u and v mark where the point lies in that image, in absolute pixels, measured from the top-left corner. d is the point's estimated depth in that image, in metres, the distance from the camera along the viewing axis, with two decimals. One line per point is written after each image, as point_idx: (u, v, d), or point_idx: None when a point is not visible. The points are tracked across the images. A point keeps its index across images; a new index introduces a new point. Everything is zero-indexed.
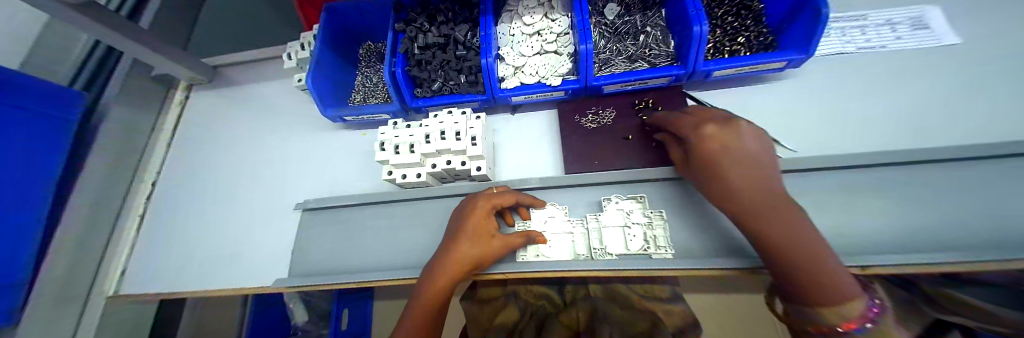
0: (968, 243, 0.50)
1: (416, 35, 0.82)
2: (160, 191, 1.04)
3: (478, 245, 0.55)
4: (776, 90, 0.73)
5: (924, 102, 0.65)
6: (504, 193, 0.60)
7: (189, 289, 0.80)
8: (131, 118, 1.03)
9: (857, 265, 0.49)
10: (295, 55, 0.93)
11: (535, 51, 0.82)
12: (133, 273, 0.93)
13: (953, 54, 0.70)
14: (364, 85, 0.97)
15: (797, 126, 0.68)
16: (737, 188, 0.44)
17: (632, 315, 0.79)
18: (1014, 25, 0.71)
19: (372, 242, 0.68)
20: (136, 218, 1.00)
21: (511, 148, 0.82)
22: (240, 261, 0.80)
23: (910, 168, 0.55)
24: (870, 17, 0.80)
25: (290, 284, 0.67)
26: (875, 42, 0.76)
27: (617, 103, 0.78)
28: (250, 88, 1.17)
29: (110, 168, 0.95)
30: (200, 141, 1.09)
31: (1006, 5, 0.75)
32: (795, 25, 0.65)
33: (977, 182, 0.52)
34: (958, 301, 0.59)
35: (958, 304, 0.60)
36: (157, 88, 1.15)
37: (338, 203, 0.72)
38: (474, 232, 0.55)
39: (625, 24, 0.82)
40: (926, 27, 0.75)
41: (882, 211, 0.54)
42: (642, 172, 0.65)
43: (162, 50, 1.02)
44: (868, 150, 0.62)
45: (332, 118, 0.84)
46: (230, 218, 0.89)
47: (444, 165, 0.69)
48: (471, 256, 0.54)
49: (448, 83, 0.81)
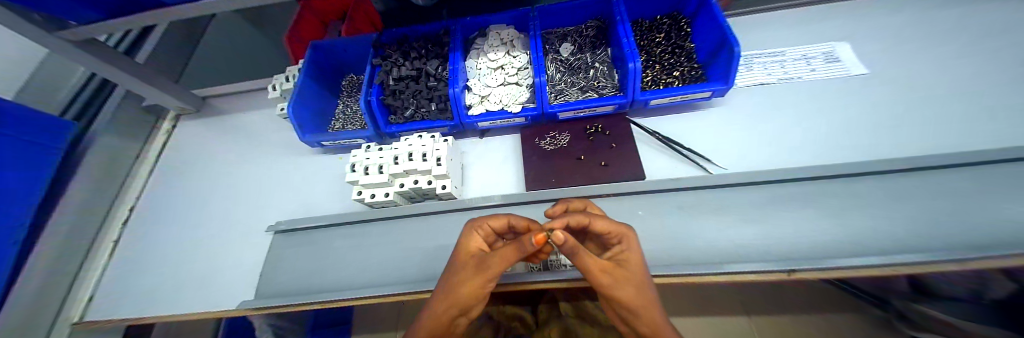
0: (883, 246, 0.55)
1: (391, 69, 0.91)
2: (138, 218, 1.05)
3: (467, 267, 0.43)
4: (705, 116, 0.87)
5: (831, 124, 0.79)
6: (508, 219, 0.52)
7: (155, 315, 0.81)
8: (116, 145, 1.08)
9: (781, 270, 0.55)
10: (280, 86, 1.01)
11: (499, 82, 0.91)
12: (99, 300, 0.91)
13: (858, 83, 0.87)
14: (344, 113, 1.05)
15: (723, 147, 0.80)
16: (641, 277, 0.41)
17: (602, 333, 0.83)
18: (895, 62, 0.90)
19: (341, 260, 0.73)
20: (110, 246, 1.00)
21: (478, 169, 0.88)
22: (211, 284, 0.82)
23: (818, 181, 0.63)
24: (787, 53, 0.99)
25: (261, 304, 0.70)
26: (792, 73, 0.92)
27: (572, 128, 0.87)
28: (237, 117, 1.24)
29: (89, 195, 0.97)
30: (184, 168, 1.14)
31: (888, 46, 0.95)
32: (717, 61, 0.81)
33: (876, 190, 0.60)
34: (937, 319, 0.81)
35: (937, 320, 0.81)
36: (145, 118, 1.22)
37: (311, 224, 0.77)
38: (468, 253, 0.46)
39: (577, 60, 0.96)
40: (837, 60, 0.94)
41: (800, 219, 0.60)
42: (591, 189, 0.71)
43: (157, 82, 1.10)
44: (782, 164, 0.73)
45: (311, 143, 0.90)
46: (203, 241, 0.92)
47: (412, 185, 0.74)
48: (460, 285, 0.42)
49: (420, 110, 0.89)
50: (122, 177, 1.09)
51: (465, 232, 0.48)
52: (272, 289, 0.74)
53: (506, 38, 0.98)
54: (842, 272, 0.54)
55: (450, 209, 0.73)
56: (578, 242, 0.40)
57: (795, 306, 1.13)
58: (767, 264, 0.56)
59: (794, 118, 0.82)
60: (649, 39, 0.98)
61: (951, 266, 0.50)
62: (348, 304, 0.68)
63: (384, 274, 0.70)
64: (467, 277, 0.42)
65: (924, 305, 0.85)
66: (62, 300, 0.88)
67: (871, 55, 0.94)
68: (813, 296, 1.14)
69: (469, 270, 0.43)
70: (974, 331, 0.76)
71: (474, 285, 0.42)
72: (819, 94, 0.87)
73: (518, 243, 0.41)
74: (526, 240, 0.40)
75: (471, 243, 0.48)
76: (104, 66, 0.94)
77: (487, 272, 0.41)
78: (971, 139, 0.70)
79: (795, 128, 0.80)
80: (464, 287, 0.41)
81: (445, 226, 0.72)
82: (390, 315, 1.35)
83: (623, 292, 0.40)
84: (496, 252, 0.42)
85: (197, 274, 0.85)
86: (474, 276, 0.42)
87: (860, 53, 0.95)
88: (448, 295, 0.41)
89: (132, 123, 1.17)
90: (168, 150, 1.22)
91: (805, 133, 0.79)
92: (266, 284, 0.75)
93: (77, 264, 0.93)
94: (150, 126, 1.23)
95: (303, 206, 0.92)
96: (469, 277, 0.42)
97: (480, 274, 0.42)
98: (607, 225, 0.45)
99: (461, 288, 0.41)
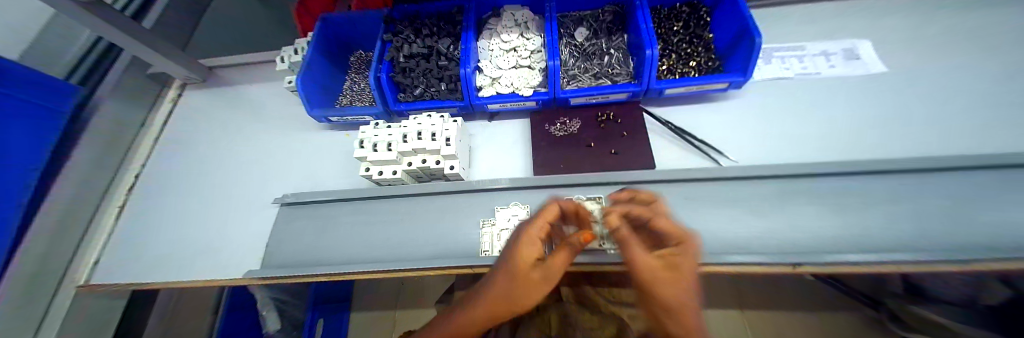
0: (888, 245, 0.55)
1: (402, 46, 0.89)
2: (142, 185, 1.05)
3: (527, 279, 0.42)
4: (718, 109, 0.86)
5: (847, 121, 0.78)
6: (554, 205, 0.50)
7: (160, 280, 0.81)
8: (121, 112, 1.07)
9: (787, 263, 0.55)
10: (288, 59, 0.99)
11: (511, 64, 0.89)
12: (107, 263, 0.91)
13: (878, 82, 0.85)
14: (351, 89, 1.04)
15: (735, 141, 0.79)
16: (691, 280, 0.38)
17: (602, 319, 0.83)
18: (917, 62, 0.88)
19: (346, 236, 0.73)
20: (114, 210, 1.00)
21: (486, 152, 0.88)
22: (216, 252, 0.83)
23: (834, 177, 0.62)
24: (807, 48, 0.96)
25: (266, 274, 0.71)
26: (810, 69, 0.90)
27: (582, 115, 0.86)
28: (243, 89, 1.23)
29: (92, 162, 0.96)
30: (189, 138, 1.13)
31: (912, 46, 0.92)
32: (737, 53, 0.79)
33: (889, 189, 0.59)
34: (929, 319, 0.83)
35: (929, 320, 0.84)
36: (149, 86, 1.20)
37: (317, 198, 0.77)
38: (523, 259, 0.42)
39: (592, 46, 0.94)
40: (856, 58, 0.91)
41: (809, 213, 0.60)
42: (601, 177, 0.70)
43: (156, 46, 1.06)
44: (793, 160, 0.73)
45: (318, 118, 0.89)
46: (209, 209, 0.93)
47: (419, 164, 0.74)
48: (521, 296, 0.41)
49: (429, 90, 0.87)
50: (126, 146, 1.09)
51: (529, 234, 0.43)
52: (276, 261, 0.74)
53: (520, 19, 0.96)
54: (848, 268, 0.54)
55: (457, 190, 0.73)
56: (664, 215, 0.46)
57: (793, 302, 1.15)
58: (772, 257, 0.56)
59: (810, 114, 0.81)
60: (667, 27, 0.95)
61: (953, 265, 0.50)
62: (353, 278, 0.69)
63: (390, 250, 0.70)
64: (528, 291, 0.42)
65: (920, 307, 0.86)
66: (68, 263, 0.89)
67: (894, 54, 0.91)
68: (809, 294, 1.16)
69: (530, 281, 0.42)
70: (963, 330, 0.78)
71: (533, 294, 0.42)
72: (838, 91, 0.85)
73: (572, 245, 0.44)
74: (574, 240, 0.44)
75: (532, 248, 0.43)
76: (95, 22, 0.89)
77: (549, 282, 0.43)
78: (987, 143, 0.69)
79: (811, 124, 0.79)
80: (525, 298, 0.42)
81: (452, 206, 0.72)
82: (393, 294, 1.39)
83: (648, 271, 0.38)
84: (557, 258, 0.44)
85: (204, 243, 0.86)
86: (536, 286, 0.42)
87: (883, 51, 0.92)
88: (505, 302, 0.41)
89: (137, 91, 1.15)
90: (173, 119, 1.21)
91: (820, 130, 0.77)
92: (270, 256, 0.75)
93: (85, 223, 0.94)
94: (154, 94, 1.23)
95: (308, 181, 0.91)
96: (530, 287, 0.42)
97: (541, 285, 0.43)
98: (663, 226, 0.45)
99: (522, 299, 0.41)
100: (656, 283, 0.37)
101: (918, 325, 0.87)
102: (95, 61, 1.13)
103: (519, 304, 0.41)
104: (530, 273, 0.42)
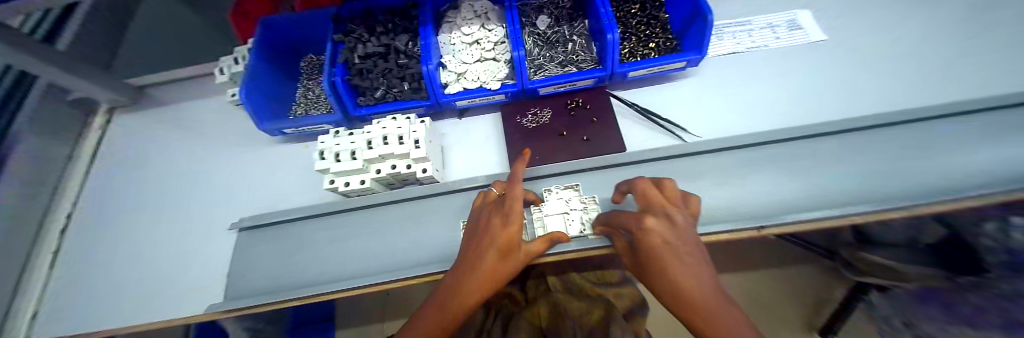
0: (838, 201, 0.60)
1: (356, 46, 0.83)
2: (78, 226, 0.93)
3: (513, 257, 0.54)
4: (680, 87, 0.88)
5: (795, 90, 0.84)
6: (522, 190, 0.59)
7: (108, 328, 0.73)
8: (43, 148, 0.94)
9: (754, 227, 0.58)
10: (228, 70, 0.90)
11: (475, 58, 0.86)
12: (47, 317, 0.80)
13: (820, 50, 0.91)
14: (306, 97, 0.97)
15: (698, 117, 0.82)
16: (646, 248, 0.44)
17: (590, 303, 0.85)
18: (850, 28, 0.95)
19: (318, 254, 0.69)
20: (48, 257, 0.87)
21: (459, 151, 0.85)
22: (173, 289, 0.75)
23: (784, 143, 0.66)
24: (754, 22, 1.01)
25: (232, 307, 0.65)
26: (759, 42, 0.95)
27: (553, 104, 0.86)
28: (184, 107, 1.11)
29: (14, 206, 0.84)
30: (126, 168, 1.01)
31: (844, 14, 1.00)
32: (691, 32, 0.81)
33: (832, 149, 0.64)
34: (877, 262, 0.92)
35: (876, 263, 0.93)
36: (72, 113, 1.06)
37: (280, 218, 0.71)
38: (508, 240, 0.53)
39: (555, 34, 0.93)
40: (799, 28, 0.97)
41: (768, 178, 0.64)
42: (574, 165, 0.71)
43: (73, 68, 0.93)
44: (750, 130, 0.77)
45: (270, 131, 0.82)
46: (158, 244, 0.84)
47: (389, 170, 0.69)
48: (506, 271, 0.54)
49: (391, 91, 0.83)
50: (53, 184, 0.95)
51: (515, 221, 0.53)
52: (245, 289, 0.69)
53: (479, 10, 0.94)
54: (810, 226, 0.57)
55: (433, 193, 0.71)
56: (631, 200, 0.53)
57: (761, 261, 1.24)
58: (740, 223, 0.59)
59: (763, 86, 0.85)
60: (625, 10, 0.96)
61: (895, 212, 0.56)
62: (332, 297, 0.65)
63: (368, 264, 0.66)
64: (512, 266, 0.54)
65: (870, 252, 0.95)
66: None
67: (830, 22, 0.98)
68: (773, 252, 1.26)
69: (514, 258, 0.54)
70: (908, 273, 0.85)
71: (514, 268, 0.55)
72: (787, 61, 0.90)
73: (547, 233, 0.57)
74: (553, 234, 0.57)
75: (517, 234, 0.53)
76: (6, 50, 0.77)
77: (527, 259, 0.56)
78: (911, 99, 0.77)
79: (764, 95, 0.83)
80: (508, 271, 0.54)
81: (429, 210, 0.70)
82: (380, 306, 1.35)
83: (679, 272, 0.37)
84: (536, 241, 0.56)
85: (159, 281, 0.78)
86: (517, 262, 0.55)
87: (822, 19, 0.99)
88: (494, 276, 0.52)
89: (58, 121, 1.01)
90: (107, 148, 1.07)
91: (772, 99, 0.82)
92: (236, 286, 0.69)
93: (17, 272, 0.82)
94: (80, 121, 1.08)
95: (268, 200, 0.85)
96: (514, 263, 0.54)
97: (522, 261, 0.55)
98: (685, 221, 0.44)
99: (506, 272, 0.54)
100: (687, 285, 0.36)
101: (867, 268, 0.96)
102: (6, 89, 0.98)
103: (504, 274, 0.54)
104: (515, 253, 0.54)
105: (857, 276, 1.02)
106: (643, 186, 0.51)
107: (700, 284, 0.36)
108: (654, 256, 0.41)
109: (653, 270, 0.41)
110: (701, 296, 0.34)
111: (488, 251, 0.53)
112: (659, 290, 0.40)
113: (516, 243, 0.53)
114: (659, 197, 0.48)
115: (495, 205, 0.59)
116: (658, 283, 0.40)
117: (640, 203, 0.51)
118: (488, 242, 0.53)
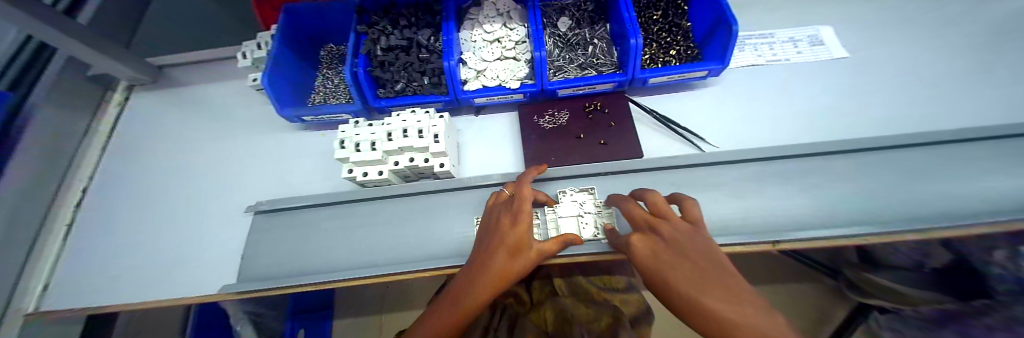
0: (853, 219, 0.60)
1: (379, 38, 0.84)
2: (94, 200, 0.94)
3: (526, 258, 0.53)
4: (698, 96, 0.88)
5: (815, 105, 0.83)
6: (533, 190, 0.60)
7: (120, 303, 0.74)
8: (60, 119, 0.95)
9: (769, 241, 0.58)
10: (251, 54, 0.91)
11: (496, 56, 0.87)
12: (59, 287, 0.80)
13: (841, 66, 0.91)
14: (325, 86, 0.98)
15: (716, 127, 0.82)
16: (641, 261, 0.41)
17: (596, 310, 0.85)
18: (872, 46, 0.95)
19: (332, 243, 0.69)
20: (63, 229, 0.89)
21: (475, 147, 0.86)
22: (184, 268, 0.76)
23: (802, 158, 0.66)
24: (776, 35, 1.01)
25: (244, 289, 0.66)
26: (780, 56, 0.95)
27: (571, 106, 0.86)
28: (201, 89, 1.12)
29: (34, 174, 0.85)
30: (142, 146, 1.02)
31: (868, 31, 0.99)
32: (714, 41, 0.81)
33: (851, 167, 0.64)
34: (875, 283, 0.95)
35: (873, 283, 0.96)
36: (92, 87, 1.07)
37: (296, 204, 0.72)
38: (520, 240, 0.53)
39: (576, 36, 0.94)
40: (820, 44, 0.97)
41: (786, 192, 0.63)
42: (591, 168, 0.71)
43: (97, 45, 0.94)
44: (768, 144, 0.77)
45: (290, 118, 0.83)
46: (172, 222, 0.85)
47: (408, 163, 0.70)
48: (519, 272, 0.53)
49: (411, 84, 0.84)
50: (69, 157, 0.97)
51: (526, 220, 0.53)
52: (258, 272, 0.70)
53: (502, 8, 0.94)
54: (824, 242, 0.58)
55: (448, 188, 0.71)
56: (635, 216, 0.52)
57: (763, 275, 1.24)
58: (755, 237, 0.59)
59: (782, 100, 0.85)
60: (647, 16, 0.97)
61: (911, 234, 0.56)
62: (344, 285, 0.65)
63: (381, 254, 0.67)
64: (525, 266, 0.53)
65: (871, 273, 0.97)
66: (10, 290, 0.77)
67: (852, 39, 0.98)
68: (775, 267, 1.25)
69: (530, 258, 0.54)
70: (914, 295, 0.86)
71: (527, 269, 0.54)
72: (807, 76, 0.89)
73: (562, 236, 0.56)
74: (568, 237, 0.57)
75: (529, 235, 0.54)
76: (30, 22, 0.77)
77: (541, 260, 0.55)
78: (932, 122, 0.77)
79: (783, 109, 0.83)
80: (521, 271, 0.53)
81: (444, 205, 0.70)
82: (380, 300, 1.36)
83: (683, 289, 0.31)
84: (551, 241, 0.56)
85: (171, 259, 0.78)
86: (532, 262, 0.54)
87: (843, 36, 0.99)
88: (507, 276, 0.52)
89: (79, 95, 1.03)
90: (123, 125, 1.09)
91: (790, 113, 0.82)
92: (249, 268, 0.70)
93: (31, 238, 0.83)
94: (98, 96, 1.09)
95: (283, 185, 0.86)
96: (528, 263, 0.54)
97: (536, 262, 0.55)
98: (672, 227, 0.40)
99: (519, 272, 0.53)
100: (691, 296, 0.30)
101: (871, 289, 0.97)
102: (29, 59, 0.99)
103: (514, 273, 0.52)
104: (530, 254, 0.53)
105: (859, 296, 1.04)
106: (626, 207, 0.51)
107: (704, 290, 0.29)
108: (655, 274, 0.37)
109: (655, 287, 0.38)
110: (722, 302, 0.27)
111: (498, 249, 0.53)
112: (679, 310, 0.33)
113: (525, 241, 0.53)
114: (641, 213, 0.47)
115: (505, 203, 0.60)
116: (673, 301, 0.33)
117: (633, 224, 0.48)
118: (497, 242, 0.54)
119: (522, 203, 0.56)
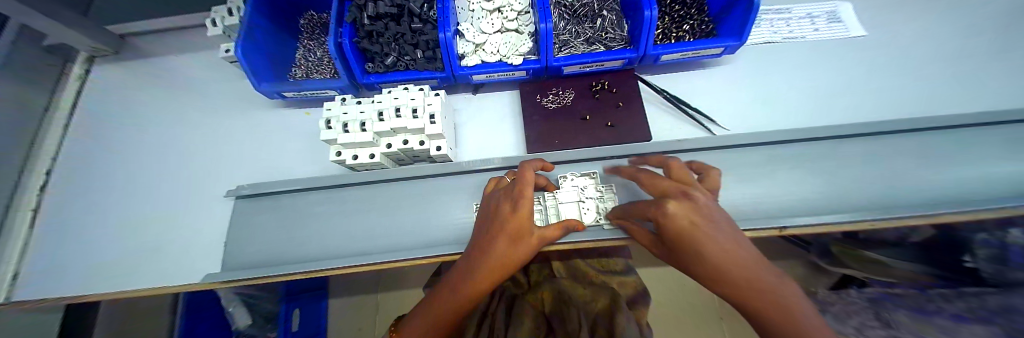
0: (867, 205, 0.58)
1: (366, 4, 0.76)
2: (61, 183, 0.87)
3: (527, 243, 0.49)
4: (710, 75, 0.83)
5: (827, 85, 0.80)
6: (530, 169, 0.55)
7: (95, 293, 0.69)
8: (18, 90, 0.86)
9: (777, 227, 0.55)
10: (223, 22, 0.81)
11: (495, 28, 0.80)
12: (30, 276, 0.75)
13: (858, 45, 0.87)
14: (307, 59, 0.90)
15: (726, 110, 0.78)
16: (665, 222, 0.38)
17: (594, 291, 0.83)
18: (891, 24, 0.90)
19: (320, 229, 0.65)
20: (28, 214, 0.82)
21: (473, 129, 0.81)
22: (163, 255, 0.72)
23: (818, 141, 0.63)
24: (793, 10, 0.95)
25: (228, 277, 0.62)
26: (796, 33, 0.90)
27: (576, 85, 0.81)
28: (170, 62, 1.02)
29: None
30: (110, 122, 0.94)
31: (889, 8, 0.94)
32: (731, 15, 0.76)
33: (867, 152, 0.61)
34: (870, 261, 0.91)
35: (869, 262, 0.91)
36: (48, 61, 0.97)
37: (280, 189, 0.67)
38: (520, 226, 0.49)
39: (583, 7, 0.87)
40: (839, 21, 0.92)
41: (801, 176, 0.61)
42: (596, 151, 0.67)
43: (52, 12, 0.84)
44: (780, 127, 0.74)
45: (270, 94, 0.76)
46: (147, 207, 0.79)
47: (400, 145, 0.66)
48: (519, 257, 0.49)
49: (403, 58, 0.77)
50: (31, 137, 0.88)
51: (525, 204, 0.48)
52: (243, 259, 0.66)
53: None
54: (838, 226, 0.55)
55: (444, 172, 0.67)
56: (649, 176, 0.49)
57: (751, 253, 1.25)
58: (763, 222, 0.56)
59: (797, 81, 0.81)
60: None
61: (925, 219, 0.54)
62: (335, 273, 0.61)
63: (373, 241, 0.63)
64: (525, 252, 0.49)
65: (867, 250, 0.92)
66: None
67: (871, 16, 0.93)
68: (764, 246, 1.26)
69: (530, 244, 0.50)
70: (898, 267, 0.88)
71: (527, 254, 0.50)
72: (822, 55, 0.85)
73: (563, 223, 0.53)
74: (570, 223, 0.54)
75: (528, 221, 0.49)
76: None
77: (541, 246, 0.52)
78: (947, 105, 0.74)
79: (797, 89, 0.79)
80: (522, 257, 0.50)
81: (440, 189, 0.66)
82: (373, 283, 1.32)
83: (721, 258, 0.31)
84: (552, 226, 0.52)
85: (149, 245, 0.74)
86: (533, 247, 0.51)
87: (863, 13, 0.93)
88: (505, 263, 0.48)
89: (38, 70, 0.93)
90: (86, 102, 0.99)
91: (803, 94, 0.78)
92: (232, 255, 0.66)
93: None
94: (56, 70, 0.99)
95: (267, 168, 0.80)
96: (530, 249, 0.50)
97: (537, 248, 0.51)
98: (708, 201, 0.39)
99: (518, 259, 0.49)
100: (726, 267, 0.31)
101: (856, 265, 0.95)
102: None
103: (518, 260, 0.49)
104: (531, 240, 0.50)
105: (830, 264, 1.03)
106: (650, 176, 0.48)
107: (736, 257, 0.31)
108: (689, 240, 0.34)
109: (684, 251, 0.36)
110: (757, 277, 0.29)
111: (500, 237, 0.49)
112: (697, 273, 0.35)
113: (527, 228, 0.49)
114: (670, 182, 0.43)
115: (504, 191, 0.55)
116: (691, 264, 0.35)
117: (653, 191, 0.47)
118: (497, 229, 0.50)
119: (522, 186, 0.51)
